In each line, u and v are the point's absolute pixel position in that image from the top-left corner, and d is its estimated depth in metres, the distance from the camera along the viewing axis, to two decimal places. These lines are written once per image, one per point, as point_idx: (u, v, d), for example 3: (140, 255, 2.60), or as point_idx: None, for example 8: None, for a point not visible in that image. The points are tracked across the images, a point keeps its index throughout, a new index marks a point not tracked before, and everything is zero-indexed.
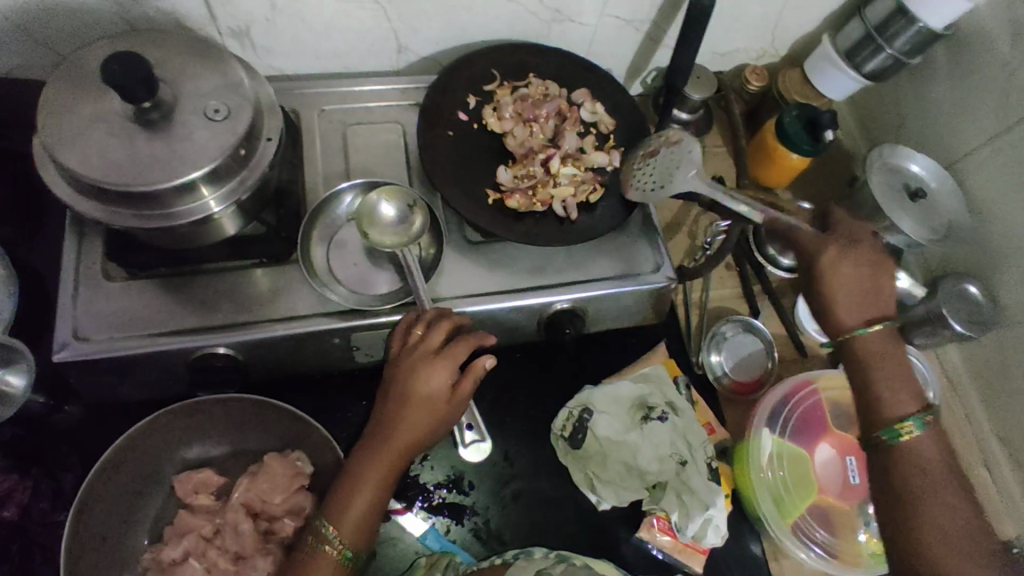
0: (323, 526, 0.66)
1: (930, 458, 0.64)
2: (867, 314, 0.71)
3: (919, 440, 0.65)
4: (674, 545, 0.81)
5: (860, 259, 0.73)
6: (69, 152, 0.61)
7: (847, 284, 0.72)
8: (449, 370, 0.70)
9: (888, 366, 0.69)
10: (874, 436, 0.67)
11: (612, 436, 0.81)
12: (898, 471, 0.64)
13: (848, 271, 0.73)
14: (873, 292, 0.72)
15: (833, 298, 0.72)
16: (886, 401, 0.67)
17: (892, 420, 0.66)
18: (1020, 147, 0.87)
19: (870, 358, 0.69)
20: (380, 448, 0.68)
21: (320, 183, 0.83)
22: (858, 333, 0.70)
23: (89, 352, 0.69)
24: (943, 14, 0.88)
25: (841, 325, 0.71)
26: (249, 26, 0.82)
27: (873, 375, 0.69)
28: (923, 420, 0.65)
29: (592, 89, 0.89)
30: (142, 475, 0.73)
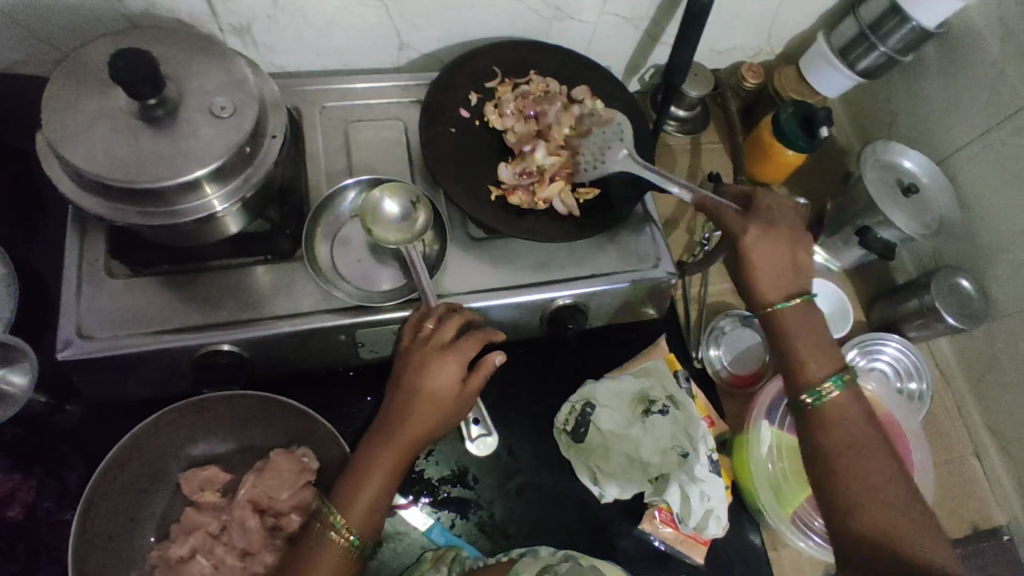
0: (331, 515, 0.66)
1: (852, 417, 0.64)
2: (785, 282, 0.70)
3: (839, 400, 0.65)
4: (675, 536, 0.83)
5: (777, 235, 0.71)
6: (73, 147, 0.60)
7: (767, 259, 0.70)
8: (459, 364, 0.71)
9: (807, 333, 0.68)
10: (801, 403, 0.66)
11: (615, 429, 0.83)
12: (824, 434, 0.64)
13: (768, 246, 0.70)
14: (791, 258, 0.71)
15: (753, 271, 0.70)
16: (807, 367, 0.67)
17: (812, 386, 0.66)
18: (1011, 144, 0.88)
19: (792, 327, 0.68)
20: (389, 440, 0.68)
21: (323, 180, 0.83)
22: (778, 304, 0.69)
23: (93, 349, 0.69)
24: (936, 13, 0.89)
25: (763, 297, 0.70)
26: (251, 22, 0.82)
27: (794, 346, 0.68)
28: (843, 379, 0.65)
29: (593, 86, 0.90)
30: (148, 474, 0.73)
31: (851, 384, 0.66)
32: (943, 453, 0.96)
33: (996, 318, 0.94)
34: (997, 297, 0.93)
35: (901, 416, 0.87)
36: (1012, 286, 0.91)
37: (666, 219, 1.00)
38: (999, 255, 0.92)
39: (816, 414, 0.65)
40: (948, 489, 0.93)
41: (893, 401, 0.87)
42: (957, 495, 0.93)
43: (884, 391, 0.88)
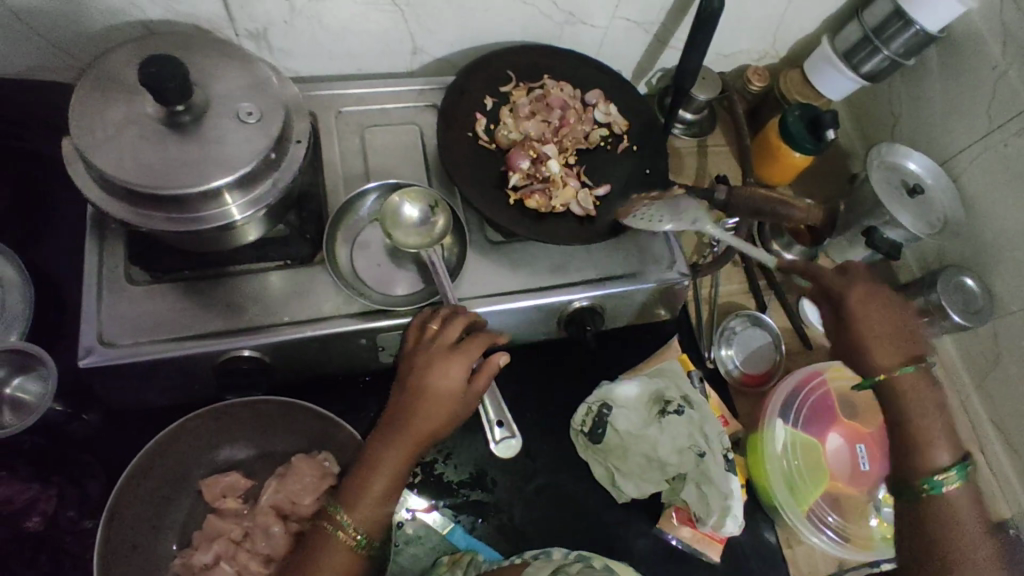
0: (337, 514, 0.66)
1: (971, 509, 0.64)
2: (902, 353, 0.70)
3: (961, 491, 0.64)
4: (693, 535, 0.83)
5: (885, 305, 0.72)
6: (100, 153, 0.60)
7: (877, 328, 0.71)
8: (464, 364, 0.70)
9: (922, 411, 0.68)
10: (916, 484, 0.66)
11: (632, 429, 0.82)
12: (943, 524, 0.63)
13: (877, 315, 0.72)
14: (901, 330, 0.71)
15: (866, 338, 0.71)
16: (927, 446, 0.66)
17: (932, 470, 0.65)
18: (1012, 145, 0.90)
19: (909, 399, 0.68)
20: (394, 440, 0.68)
21: (341, 186, 0.83)
22: (900, 372, 0.69)
23: (116, 356, 0.69)
24: (938, 17, 0.91)
25: (878, 364, 0.70)
26: (267, 28, 0.82)
27: (909, 421, 0.68)
28: (966, 469, 0.64)
29: (606, 90, 0.91)
30: (170, 481, 0.73)
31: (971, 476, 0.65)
32: None
33: (999, 315, 0.96)
34: (1000, 295, 0.95)
35: None
36: (1014, 284, 0.93)
37: None
38: (1002, 254, 0.94)
39: (934, 499, 0.64)
40: None
41: None
42: None
43: None
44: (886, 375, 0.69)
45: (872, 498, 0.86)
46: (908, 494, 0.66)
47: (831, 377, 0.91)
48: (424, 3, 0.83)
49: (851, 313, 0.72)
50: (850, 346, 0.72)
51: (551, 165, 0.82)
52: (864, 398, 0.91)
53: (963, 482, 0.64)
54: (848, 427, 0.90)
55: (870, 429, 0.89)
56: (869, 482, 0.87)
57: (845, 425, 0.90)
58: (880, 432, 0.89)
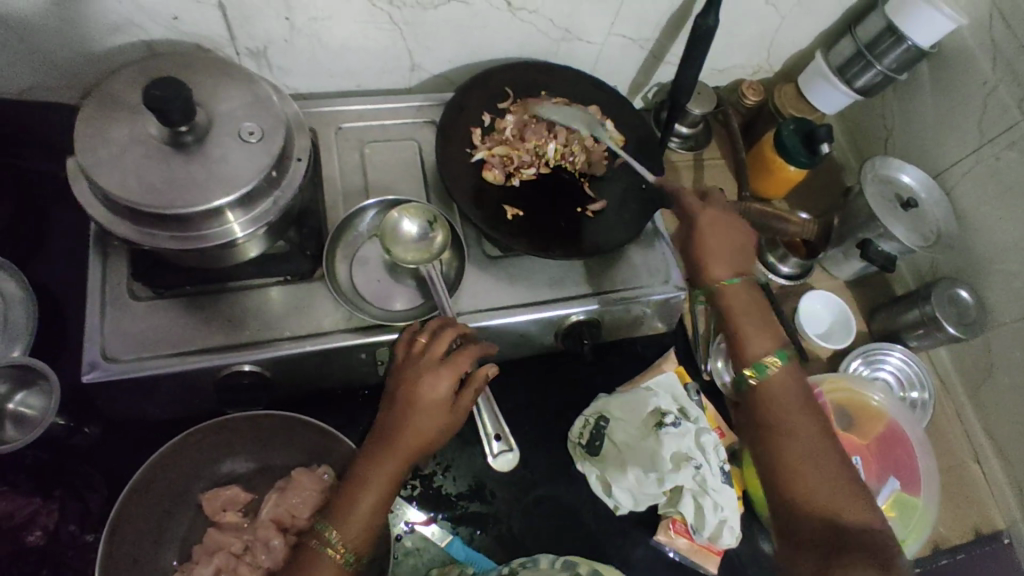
0: (326, 531, 0.66)
1: (793, 394, 0.67)
2: (732, 264, 0.74)
3: (781, 372, 0.68)
4: (689, 547, 0.84)
5: (723, 218, 0.76)
6: (106, 173, 0.61)
7: (715, 239, 0.75)
8: (452, 378, 0.71)
9: (748, 308, 0.72)
10: (744, 375, 0.69)
11: (629, 441, 0.84)
12: (769, 404, 0.67)
13: (717, 228, 0.75)
14: (740, 244, 0.76)
15: (702, 251, 0.75)
16: (749, 343, 0.70)
17: (758, 357, 0.69)
18: (1003, 160, 0.92)
19: (735, 303, 0.73)
20: (384, 454, 0.68)
21: (340, 201, 0.84)
22: (726, 282, 0.73)
23: (118, 372, 0.70)
24: (929, 34, 0.92)
25: (711, 275, 0.74)
26: (267, 46, 0.83)
27: (735, 318, 0.72)
28: (786, 354, 0.69)
29: (602, 106, 0.92)
30: (171, 495, 0.74)
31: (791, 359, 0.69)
32: (945, 459, 0.98)
33: (992, 326, 0.96)
34: (992, 306, 0.96)
35: (904, 423, 0.90)
36: (1007, 296, 0.94)
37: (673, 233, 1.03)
38: (993, 266, 0.95)
39: (760, 384, 0.68)
40: (951, 495, 0.96)
41: (898, 410, 0.91)
42: (959, 501, 0.95)
43: (889, 401, 0.91)
44: (717, 284, 0.73)
45: None
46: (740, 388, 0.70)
47: (826, 390, 0.91)
48: (423, 22, 0.85)
49: (695, 231, 0.76)
50: (693, 258, 0.75)
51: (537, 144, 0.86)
52: (858, 408, 0.91)
53: (784, 365, 0.69)
54: (846, 439, 0.89)
55: (867, 441, 0.90)
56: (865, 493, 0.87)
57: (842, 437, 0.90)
58: (876, 443, 0.90)
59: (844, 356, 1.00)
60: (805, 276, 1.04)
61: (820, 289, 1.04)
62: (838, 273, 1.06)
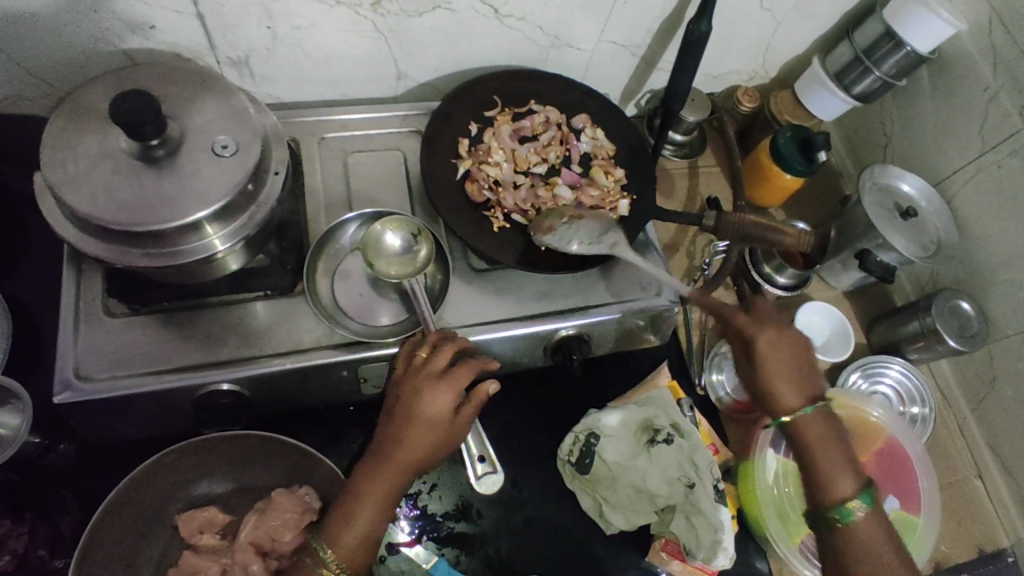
0: (320, 549, 0.64)
1: (878, 531, 0.65)
2: (800, 388, 0.70)
3: (869, 517, 0.65)
4: (683, 568, 0.81)
5: (791, 341, 0.71)
6: (74, 190, 0.59)
7: (783, 367, 0.70)
8: (453, 393, 0.68)
9: (827, 445, 0.68)
10: (829, 519, 0.66)
11: (621, 460, 0.81)
12: (854, 546, 0.65)
13: (783, 354, 0.70)
14: (804, 361, 0.71)
15: (770, 379, 0.70)
16: (834, 487, 0.67)
17: (842, 501, 0.66)
18: (1005, 168, 0.89)
19: (813, 438, 0.68)
20: (381, 471, 0.66)
21: (322, 213, 0.82)
22: (800, 414, 0.69)
23: (91, 392, 0.67)
24: (928, 39, 0.89)
25: (784, 407, 0.69)
26: (249, 55, 0.81)
27: (816, 458, 0.68)
28: (871, 497, 0.66)
29: (592, 115, 0.90)
30: (146, 517, 0.72)
31: (876, 499, 0.67)
32: (947, 475, 0.95)
33: (995, 338, 0.94)
34: (994, 317, 0.94)
35: (904, 439, 0.87)
36: (1009, 307, 0.91)
37: (666, 244, 1.00)
38: (996, 276, 0.93)
39: (847, 531, 0.65)
40: (954, 514, 0.93)
41: (898, 426, 0.88)
42: (961, 519, 0.93)
43: (889, 417, 0.88)
44: (792, 417, 0.69)
45: None
46: (823, 529, 0.67)
47: None
48: (408, 30, 0.83)
49: (758, 354, 0.70)
50: (759, 384, 0.71)
51: (524, 157, 0.85)
52: (857, 424, 0.88)
53: (870, 509, 0.66)
54: None
55: (866, 458, 0.87)
56: None
57: None
58: (876, 460, 0.87)
59: (843, 368, 0.98)
60: (801, 288, 1.00)
61: (817, 300, 1.02)
62: (836, 283, 1.04)
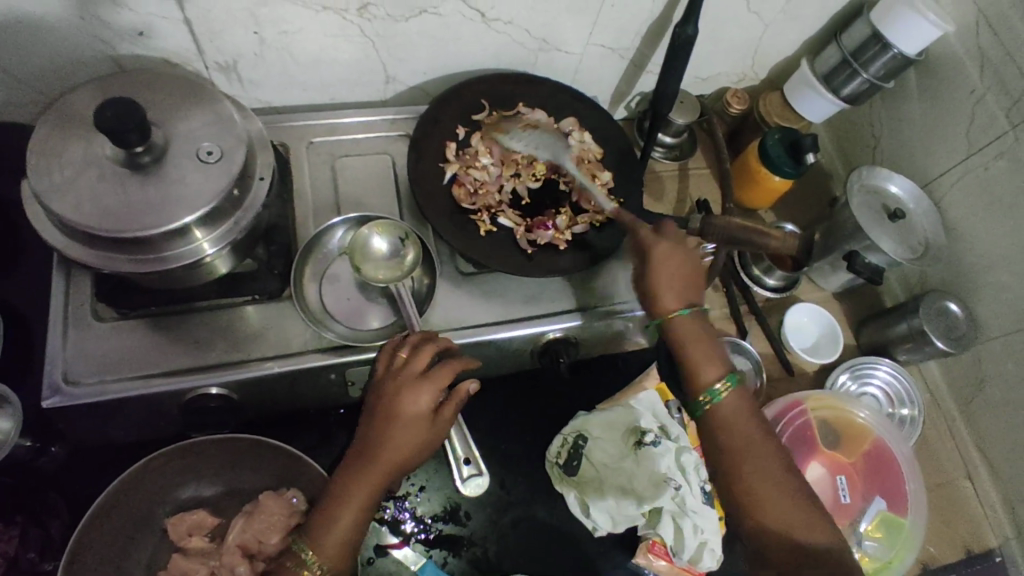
0: (302, 550, 0.65)
1: (741, 415, 0.68)
2: (684, 291, 0.74)
3: (734, 397, 0.69)
4: (669, 568, 0.81)
5: (678, 249, 0.75)
6: (60, 197, 0.60)
7: (668, 271, 0.74)
8: (433, 393, 0.69)
9: (699, 338, 0.72)
10: (699, 401, 0.70)
11: (608, 462, 0.82)
12: (726, 430, 0.68)
13: (668, 259, 0.74)
14: (691, 271, 0.75)
15: (656, 281, 0.74)
16: (700, 371, 0.70)
17: (711, 383, 0.70)
18: (992, 170, 0.89)
19: (687, 332, 0.72)
20: (362, 472, 0.67)
21: (311, 217, 0.83)
22: (676, 312, 0.73)
23: (80, 396, 0.68)
24: (915, 42, 0.90)
25: (663, 306, 0.73)
26: (237, 60, 0.82)
27: (687, 349, 0.71)
28: (737, 378, 0.70)
29: (580, 118, 0.90)
30: (134, 520, 0.72)
31: (742, 382, 0.70)
32: (935, 476, 0.95)
33: (984, 339, 0.94)
34: (982, 319, 0.94)
35: (892, 441, 0.88)
36: (997, 308, 0.91)
37: None
38: (983, 277, 0.93)
39: (715, 409, 0.69)
40: (941, 514, 0.93)
41: (885, 427, 0.88)
42: (949, 519, 0.93)
43: (876, 418, 0.89)
44: (669, 314, 0.72)
45: (854, 531, 0.84)
46: (696, 413, 0.70)
47: (810, 408, 0.89)
48: (395, 35, 0.83)
49: (650, 260, 0.74)
50: (644, 289, 0.75)
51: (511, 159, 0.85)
52: (844, 426, 0.89)
53: (735, 388, 0.69)
54: (831, 457, 0.88)
55: (853, 460, 0.88)
56: (850, 515, 0.85)
57: (826, 456, 0.88)
58: (863, 462, 0.88)
59: (832, 369, 0.98)
60: (791, 289, 1.01)
61: (806, 302, 1.02)
62: (825, 285, 1.04)
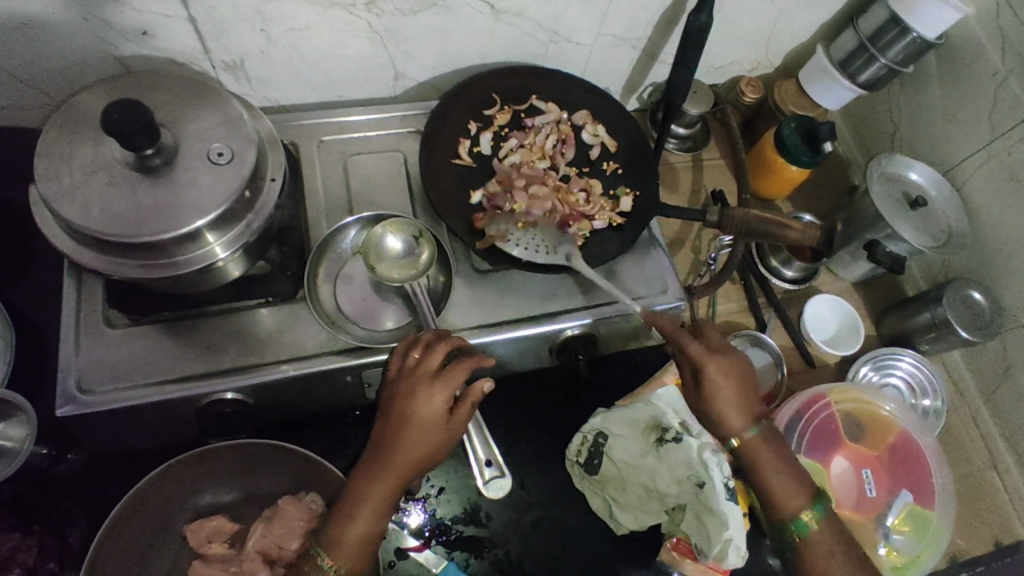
0: (320, 555, 0.64)
1: (834, 542, 0.68)
2: (746, 411, 0.71)
3: (824, 527, 0.68)
4: (695, 568, 0.78)
5: (735, 366, 0.71)
6: (68, 202, 0.59)
7: (727, 393, 0.70)
8: (447, 392, 0.67)
9: (775, 465, 0.70)
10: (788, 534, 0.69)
11: (629, 460, 0.80)
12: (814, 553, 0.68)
13: (728, 381, 0.71)
14: (749, 388, 0.72)
15: (717, 407, 0.70)
16: (784, 500, 0.69)
17: (799, 514, 0.69)
18: (1016, 154, 0.87)
19: (761, 459, 0.70)
20: (379, 474, 0.65)
21: (323, 217, 0.82)
22: (747, 438, 0.70)
23: (94, 404, 0.67)
24: (935, 24, 0.87)
25: (731, 433, 0.71)
26: (244, 59, 0.81)
27: (767, 478, 0.70)
28: (822, 506, 0.69)
29: (594, 111, 0.88)
30: (153, 528, 0.72)
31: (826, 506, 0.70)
32: (961, 467, 0.94)
33: (1010, 327, 0.92)
34: (1008, 308, 0.92)
35: (916, 433, 0.86)
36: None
37: (671, 240, 0.99)
38: (1008, 264, 0.91)
39: (808, 543, 0.68)
40: (969, 507, 0.91)
41: (909, 419, 0.87)
42: (977, 512, 0.91)
43: (901, 410, 0.87)
44: (740, 441, 0.70)
45: (881, 525, 0.82)
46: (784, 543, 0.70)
47: (833, 400, 0.87)
48: (404, 29, 0.81)
49: (709, 384, 0.70)
50: (707, 413, 0.72)
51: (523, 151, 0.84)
52: (868, 418, 0.88)
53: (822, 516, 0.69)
54: (854, 451, 0.86)
55: (878, 452, 0.86)
56: (875, 508, 0.83)
57: (850, 449, 0.86)
58: (887, 455, 0.86)
59: (853, 361, 0.97)
60: (810, 280, 0.99)
61: (825, 292, 1.01)
62: (845, 275, 1.02)
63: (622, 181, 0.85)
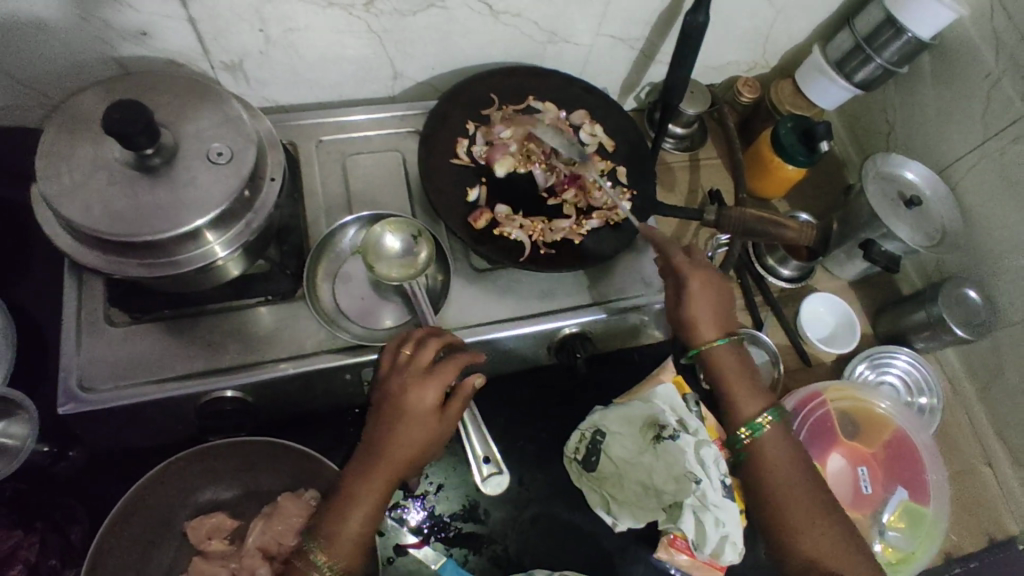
0: (313, 551, 0.64)
1: (783, 453, 0.71)
2: (720, 325, 0.75)
3: (776, 432, 0.72)
4: (691, 563, 0.80)
5: (713, 281, 0.75)
6: (69, 202, 0.59)
7: (704, 303, 0.74)
8: (438, 388, 0.67)
9: (739, 373, 0.74)
10: (740, 435, 0.72)
11: (626, 457, 0.80)
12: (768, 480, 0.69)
13: (705, 293, 0.74)
14: (726, 303, 0.76)
15: (693, 315, 0.74)
16: (741, 403, 0.73)
17: (754, 416, 0.72)
18: (1009, 154, 0.88)
19: (726, 366, 0.74)
20: (371, 471, 0.66)
21: (322, 217, 0.82)
22: (715, 345, 0.74)
23: (94, 402, 0.68)
24: (930, 24, 0.88)
25: (702, 340, 0.75)
26: (243, 59, 0.81)
27: (730, 383, 0.74)
28: (778, 412, 0.72)
29: (591, 111, 0.89)
30: (153, 525, 0.72)
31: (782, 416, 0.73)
32: (955, 464, 0.94)
33: (1003, 326, 0.93)
34: (1001, 307, 0.93)
35: (913, 431, 0.87)
36: (1017, 295, 0.90)
37: (668, 240, 0.99)
38: (1002, 263, 0.92)
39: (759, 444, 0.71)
40: (963, 503, 0.92)
41: (905, 417, 0.87)
42: (971, 509, 0.92)
43: (896, 408, 0.88)
44: (709, 347, 0.74)
45: (877, 522, 0.83)
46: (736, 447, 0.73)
47: (830, 399, 0.88)
48: (403, 29, 0.82)
49: (687, 293, 0.74)
50: (681, 321, 0.75)
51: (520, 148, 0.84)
52: (865, 415, 0.88)
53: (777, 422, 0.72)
54: (850, 448, 0.87)
55: (874, 449, 0.87)
56: (871, 505, 0.84)
57: (846, 446, 0.87)
58: (884, 452, 0.87)
59: (850, 359, 0.97)
60: (806, 279, 1.00)
61: (822, 291, 1.01)
62: (840, 274, 1.03)
63: (619, 180, 0.86)
